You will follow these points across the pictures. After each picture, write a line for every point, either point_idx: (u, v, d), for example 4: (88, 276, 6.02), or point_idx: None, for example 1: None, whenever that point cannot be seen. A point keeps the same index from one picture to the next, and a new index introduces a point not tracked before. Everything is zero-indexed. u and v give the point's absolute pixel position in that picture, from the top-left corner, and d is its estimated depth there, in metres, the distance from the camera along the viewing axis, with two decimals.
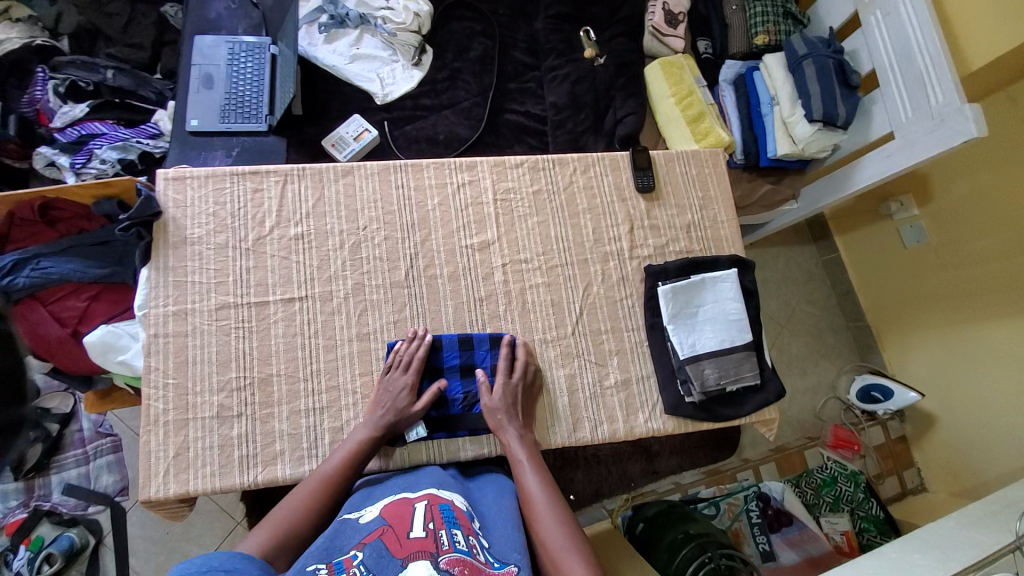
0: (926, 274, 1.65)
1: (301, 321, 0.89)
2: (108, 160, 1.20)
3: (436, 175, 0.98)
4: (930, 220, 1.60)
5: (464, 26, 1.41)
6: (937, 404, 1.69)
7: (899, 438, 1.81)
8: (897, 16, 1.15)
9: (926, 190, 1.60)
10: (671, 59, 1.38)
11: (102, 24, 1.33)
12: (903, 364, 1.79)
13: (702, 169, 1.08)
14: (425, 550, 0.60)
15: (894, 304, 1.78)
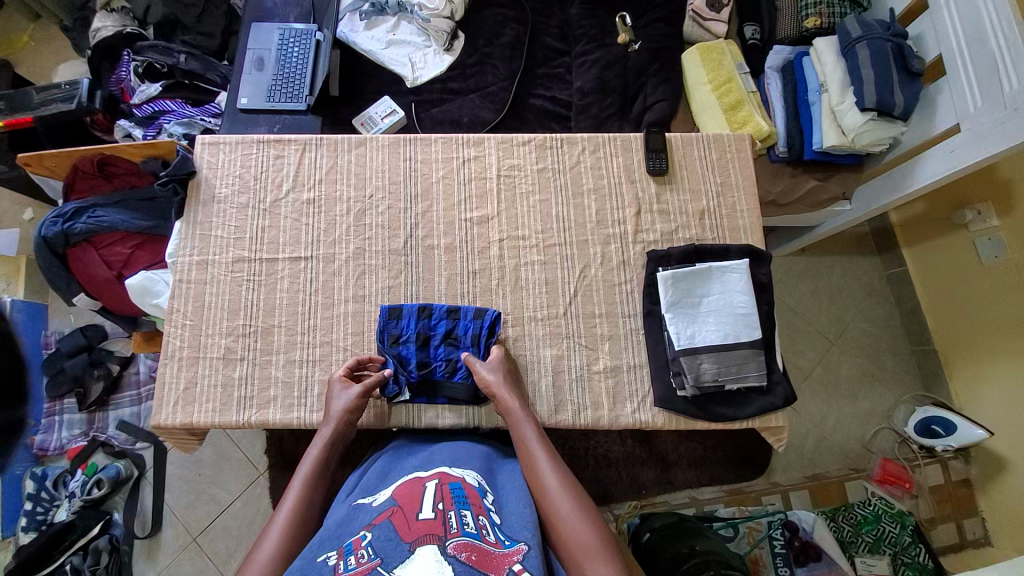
0: (1005, 295, 1.43)
1: (304, 279, 0.95)
2: (174, 133, 1.34)
3: (444, 150, 1.00)
4: (1010, 233, 1.40)
5: (497, 12, 1.43)
6: (1011, 447, 1.45)
7: (962, 482, 1.58)
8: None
9: (1009, 198, 1.40)
10: (711, 45, 1.32)
11: (180, 13, 1.48)
12: (973, 397, 1.56)
13: (724, 154, 1.01)
14: (433, 534, 0.57)
15: (965, 324, 1.57)
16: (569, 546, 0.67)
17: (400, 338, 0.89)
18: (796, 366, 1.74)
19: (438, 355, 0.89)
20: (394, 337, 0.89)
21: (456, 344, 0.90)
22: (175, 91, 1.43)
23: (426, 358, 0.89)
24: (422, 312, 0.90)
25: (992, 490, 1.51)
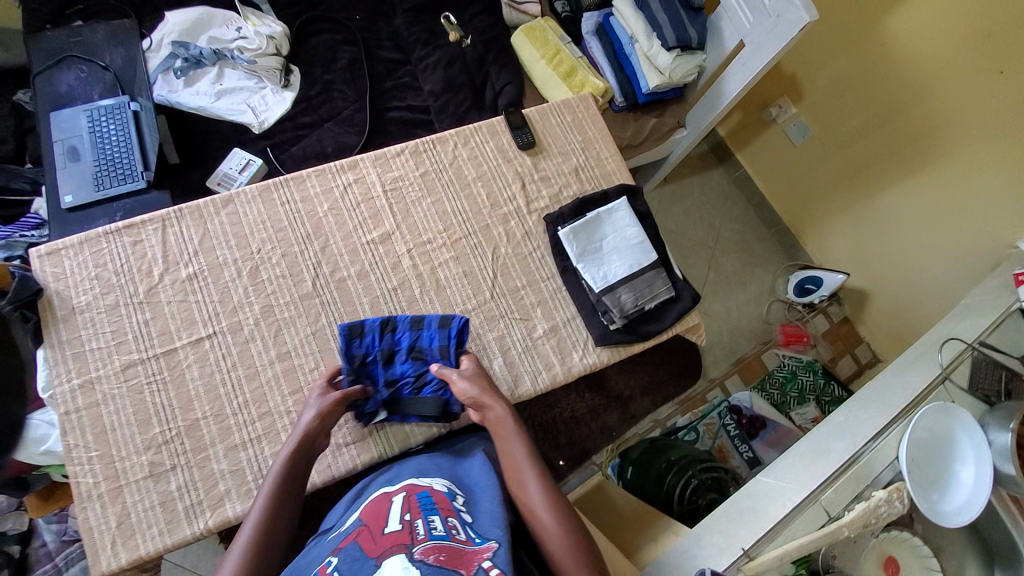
0: (821, 161, 1.78)
1: (214, 359, 0.89)
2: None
3: (321, 182, 0.98)
4: (807, 113, 1.74)
5: (324, 38, 1.41)
6: (863, 276, 1.83)
7: (843, 320, 1.92)
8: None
9: (797, 88, 1.73)
10: (532, 25, 1.44)
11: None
12: (825, 249, 1.92)
13: (576, 114, 1.12)
14: (400, 544, 0.59)
15: (804, 198, 1.90)
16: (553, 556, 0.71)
17: (366, 359, 0.88)
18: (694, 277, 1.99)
19: (406, 374, 0.90)
20: (360, 358, 0.88)
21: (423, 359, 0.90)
22: None
23: (394, 378, 0.89)
24: (386, 326, 0.89)
25: (865, 319, 1.87)
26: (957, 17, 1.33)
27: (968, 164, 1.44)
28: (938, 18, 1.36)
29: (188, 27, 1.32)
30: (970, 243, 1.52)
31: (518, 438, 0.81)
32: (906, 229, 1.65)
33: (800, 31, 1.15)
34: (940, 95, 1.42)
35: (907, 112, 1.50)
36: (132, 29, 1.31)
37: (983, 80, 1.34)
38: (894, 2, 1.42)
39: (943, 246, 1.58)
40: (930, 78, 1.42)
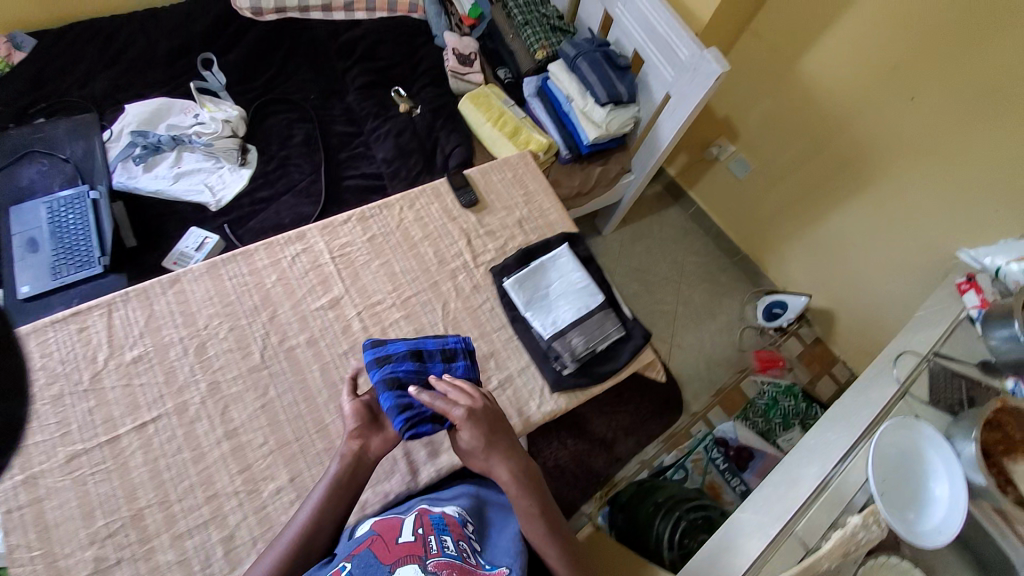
0: (765, 192, 1.85)
1: (159, 443, 0.86)
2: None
3: (268, 255, 1.00)
4: (745, 150, 1.82)
5: (280, 118, 1.49)
6: (825, 295, 1.85)
7: (815, 341, 1.93)
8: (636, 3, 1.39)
9: (731, 129, 1.82)
10: (478, 92, 1.56)
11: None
12: (785, 273, 1.95)
13: (517, 170, 1.18)
14: (414, 554, 0.66)
15: (757, 227, 1.95)
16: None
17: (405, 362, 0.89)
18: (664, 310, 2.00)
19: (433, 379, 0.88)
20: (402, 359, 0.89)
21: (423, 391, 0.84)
22: None
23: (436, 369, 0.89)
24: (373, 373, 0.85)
25: (835, 338, 1.88)
26: (859, 57, 1.40)
27: (895, 188, 1.50)
28: (845, 59, 1.43)
29: (146, 117, 1.39)
30: (914, 258, 1.56)
31: (527, 496, 0.82)
32: (856, 249, 1.69)
33: (717, 78, 1.26)
34: (860, 125, 1.49)
35: (834, 142, 1.57)
36: (92, 121, 1.37)
37: (895, 110, 1.40)
38: (803, 47, 1.49)
39: (891, 263, 1.62)
40: (849, 111, 1.49)
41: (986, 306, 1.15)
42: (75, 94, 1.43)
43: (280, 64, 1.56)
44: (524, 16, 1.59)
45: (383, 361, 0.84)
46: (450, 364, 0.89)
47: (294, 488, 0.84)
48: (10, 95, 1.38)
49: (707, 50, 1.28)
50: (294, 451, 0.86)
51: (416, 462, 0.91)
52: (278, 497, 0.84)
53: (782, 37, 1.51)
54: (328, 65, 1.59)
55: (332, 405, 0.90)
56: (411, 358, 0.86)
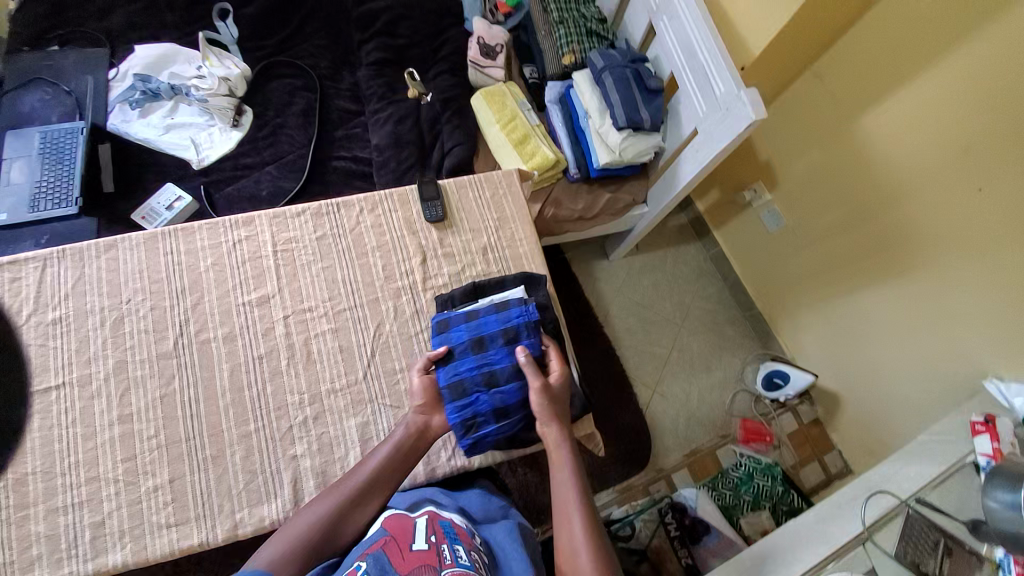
0: (793, 254, 1.61)
1: (57, 411, 0.83)
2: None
3: (210, 236, 0.96)
4: (781, 201, 1.58)
5: (285, 83, 1.43)
6: (836, 379, 1.60)
7: (814, 422, 1.69)
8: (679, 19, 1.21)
9: (772, 174, 1.58)
10: (493, 89, 1.41)
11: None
12: (798, 346, 1.71)
13: (496, 191, 1.08)
14: (429, 564, 0.62)
15: (777, 290, 1.72)
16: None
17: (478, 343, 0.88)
18: (655, 355, 1.78)
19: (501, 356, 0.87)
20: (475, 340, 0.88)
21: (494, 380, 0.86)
22: None
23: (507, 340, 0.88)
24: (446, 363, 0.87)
25: (837, 423, 1.63)
26: (929, 127, 1.16)
27: (939, 289, 1.24)
28: (910, 126, 1.19)
29: (152, 62, 1.36)
30: (942, 374, 1.30)
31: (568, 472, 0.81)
32: (877, 345, 1.44)
33: (746, 129, 1.07)
34: (911, 206, 1.24)
35: (878, 218, 1.32)
36: (103, 57, 1.36)
37: (956, 199, 1.15)
38: (865, 102, 1.26)
39: (916, 371, 1.35)
40: (902, 187, 1.25)
41: (998, 458, 0.96)
42: (91, 24, 1.41)
43: (298, 25, 1.49)
44: (561, 14, 1.45)
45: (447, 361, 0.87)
46: (510, 349, 0.88)
47: (172, 490, 0.81)
48: (31, 15, 1.38)
49: (745, 90, 1.08)
50: (181, 451, 0.83)
51: (302, 491, 0.83)
52: (155, 495, 0.81)
53: (846, 87, 1.29)
54: (346, 35, 1.51)
55: (233, 411, 0.86)
56: (473, 354, 0.87)
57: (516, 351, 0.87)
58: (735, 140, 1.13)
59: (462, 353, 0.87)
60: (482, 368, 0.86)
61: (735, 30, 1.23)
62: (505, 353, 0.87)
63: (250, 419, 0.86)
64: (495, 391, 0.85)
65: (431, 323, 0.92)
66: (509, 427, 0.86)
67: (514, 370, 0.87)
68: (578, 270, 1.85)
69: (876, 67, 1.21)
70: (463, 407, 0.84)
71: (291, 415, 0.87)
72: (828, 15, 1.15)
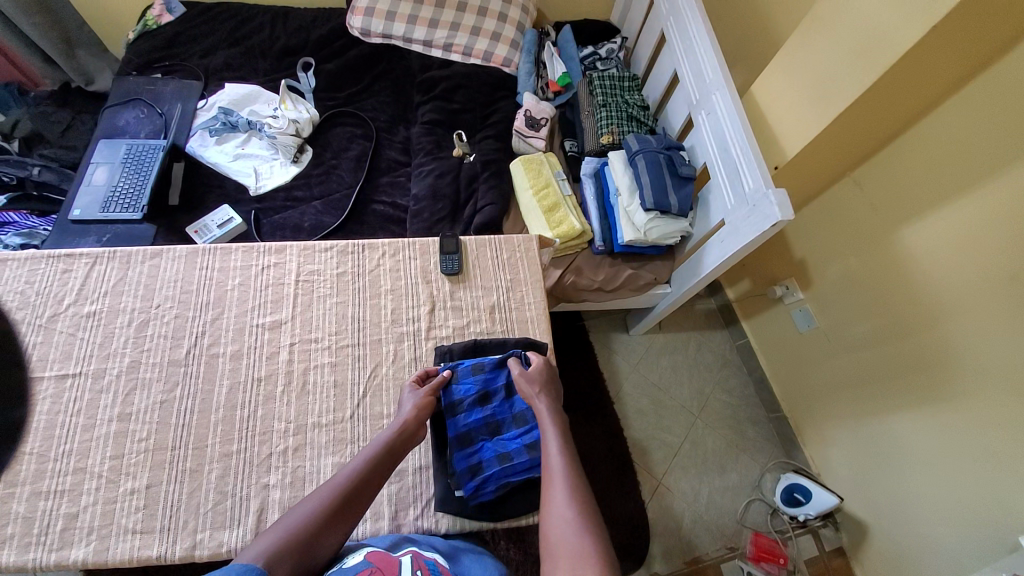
0: (823, 359, 1.52)
1: (66, 398, 0.89)
2: (9, 242, 1.29)
3: (243, 258, 1.04)
4: (814, 302, 1.52)
5: (345, 130, 1.58)
6: (863, 507, 1.44)
7: (836, 551, 1.51)
8: (716, 114, 1.25)
9: (806, 274, 1.53)
10: (531, 157, 1.49)
11: (45, 130, 1.56)
12: (825, 460, 1.57)
13: (513, 254, 1.12)
14: None
15: (805, 392, 1.61)
16: (554, 548, 0.66)
17: (486, 395, 0.94)
18: (665, 443, 1.68)
19: (504, 412, 0.94)
20: (483, 392, 0.94)
21: (499, 432, 0.92)
22: (21, 203, 1.43)
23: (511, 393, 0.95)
24: (455, 408, 0.92)
25: (863, 558, 1.44)
26: (971, 250, 1.10)
27: (979, 422, 1.13)
28: (951, 243, 1.14)
29: (237, 99, 1.55)
30: (982, 523, 1.13)
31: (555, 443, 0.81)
32: (913, 475, 1.29)
33: (771, 227, 1.06)
34: (955, 329, 1.15)
35: (917, 336, 1.24)
36: (195, 89, 1.56)
37: (1001, 329, 1.06)
38: (905, 216, 1.22)
39: (954, 513, 1.19)
40: (943, 307, 1.17)
41: None
42: (194, 61, 1.64)
43: (368, 83, 1.67)
44: (605, 98, 1.55)
45: (455, 410, 0.92)
46: (513, 401, 0.95)
47: (146, 496, 0.83)
48: (145, 48, 1.63)
49: (774, 189, 1.07)
50: (164, 458, 0.85)
51: (265, 522, 0.82)
52: (129, 498, 0.82)
53: (886, 198, 1.25)
54: (408, 96, 1.67)
55: (221, 427, 0.89)
56: (479, 405, 0.93)
57: (517, 401, 0.95)
58: (762, 236, 1.11)
59: (468, 404, 0.93)
60: (487, 418, 0.93)
61: (772, 129, 1.25)
62: (508, 404, 0.95)
63: (234, 438, 0.88)
64: (496, 440, 0.91)
65: (439, 364, 0.96)
66: (512, 471, 0.88)
67: (515, 419, 0.93)
68: (595, 339, 1.83)
69: (917, 183, 1.17)
70: (469, 453, 0.89)
71: (273, 442, 0.88)
72: (868, 126, 1.15)
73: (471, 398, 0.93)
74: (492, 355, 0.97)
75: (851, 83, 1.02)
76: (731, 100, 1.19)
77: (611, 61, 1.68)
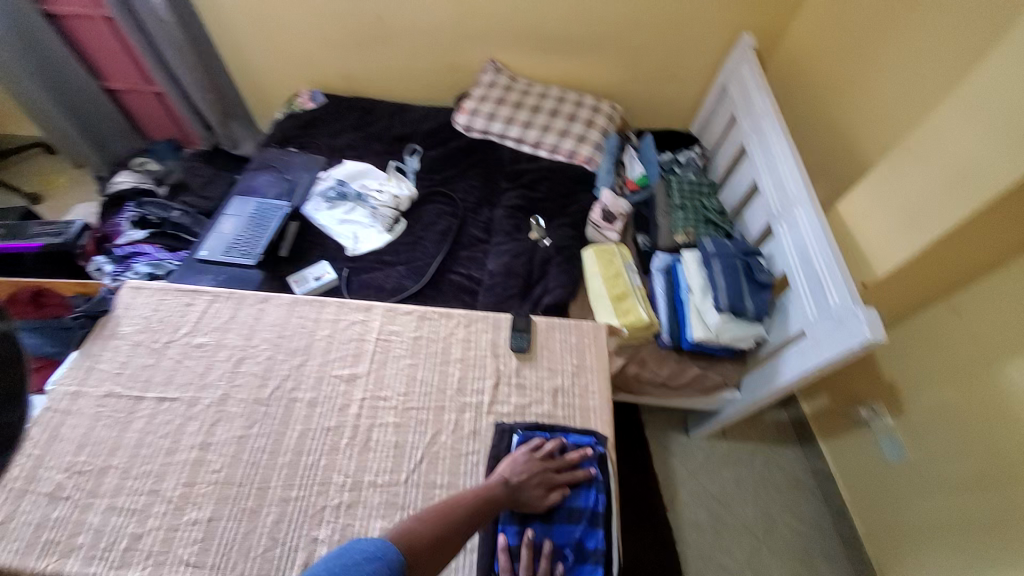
0: (918, 502, 1.31)
1: (161, 419, 0.98)
2: (138, 272, 1.58)
3: (336, 312, 1.15)
4: (906, 433, 1.35)
5: (436, 207, 1.76)
6: None
7: None
8: (798, 227, 1.25)
9: (895, 400, 1.38)
10: (604, 247, 1.56)
11: (190, 180, 1.90)
12: None
13: (582, 339, 1.14)
14: None
15: (896, 539, 1.37)
16: None
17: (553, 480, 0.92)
18: (723, 570, 1.49)
19: (563, 501, 0.91)
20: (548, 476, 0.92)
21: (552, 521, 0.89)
22: (155, 237, 1.69)
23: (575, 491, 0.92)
24: None
25: None
26: None
27: None
28: None
29: (352, 174, 1.80)
30: None
31: None
32: None
33: (859, 348, 1.00)
34: None
35: None
36: (320, 163, 1.84)
37: None
38: (1009, 350, 1.11)
39: None
40: None
41: None
42: (322, 140, 1.94)
43: (463, 168, 1.87)
44: (682, 201, 1.65)
45: None
46: (575, 493, 0.92)
47: (205, 528, 0.86)
48: (287, 126, 1.96)
49: (863, 307, 1.03)
50: (230, 493, 0.90)
51: None
52: (191, 527, 0.86)
53: (986, 330, 1.15)
54: (496, 182, 1.84)
55: (285, 472, 0.92)
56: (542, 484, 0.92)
57: (579, 497, 0.91)
58: (848, 356, 1.05)
59: None
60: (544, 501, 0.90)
61: (857, 247, 1.22)
62: (570, 494, 0.91)
63: (295, 484, 0.91)
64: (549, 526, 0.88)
65: (517, 435, 0.97)
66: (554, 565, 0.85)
67: (572, 516, 0.90)
68: (651, 438, 1.71)
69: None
70: (516, 527, 0.87)
71: (329, 495, 0.90)
72: (966, 254, 1.10)
73: None
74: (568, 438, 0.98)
75: (951, 212, 1.00)
76: (815, 215, 1.19)
77: (689, 166, 1.79)
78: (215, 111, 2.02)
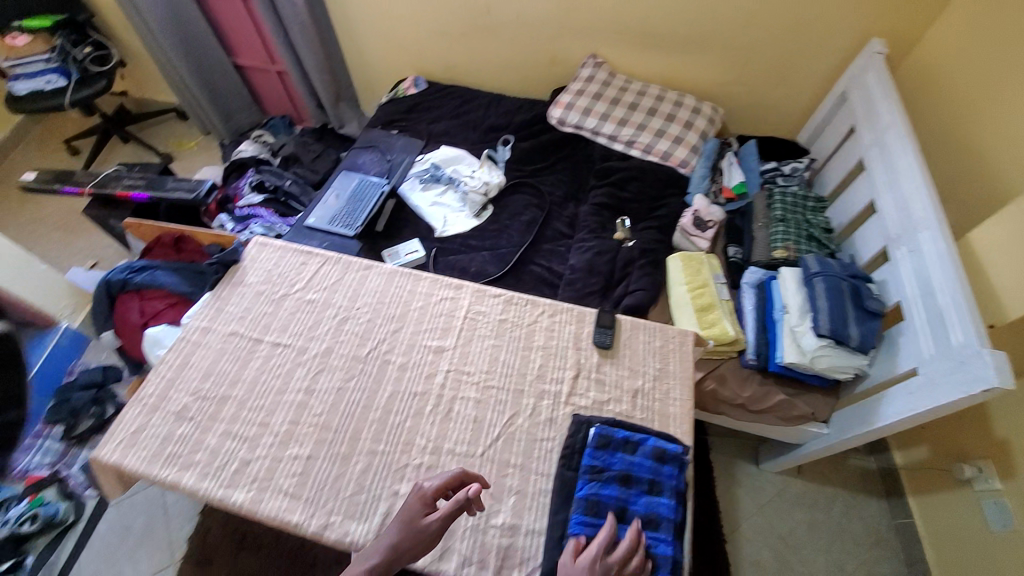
0: None
1: (274, 362, 1.09)
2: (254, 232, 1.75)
3: (429, 287, 1.21)
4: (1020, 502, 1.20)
5: (523, 198, 1.79)
6: None
7: None
8: (922, 254, 1.14)
9: (1010, 462, 1.23)
10: (692, 254, 1.50)
11: (301, 153, 2.08)
12: None
13: (666, 344, 1.12)
14: None
15: None
16: None
17: (629, 480, 0.90)
18: None
19: (638, 503, 0.88)
20: (625, 476, 0.90)
21: (625, 521, 0.87)
22: (269, 203, 1.88)
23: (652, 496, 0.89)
24: (595, 472, 0.90)
25: None
26: None
27: None
28: None
29: (447, 158, 1.86)
30: None
31: None
32: None
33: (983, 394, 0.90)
34: None
35: None
36: (417, 147, 1.93)
37: None
38: None
39: None
40: None
41: None
42: (422, 125, 2.03)
43: (552, 162, 1.89)
44: (783, 214, 1.55)
45: (594, 474, 0.90)
46: (653, 497, 0.89)
47: (303, 464, 0.95)
48: (391, 110, 2.08)
49: (993, 350, 0.92)
50: (326, 437, 0.98)
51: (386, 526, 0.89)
52: (292, 461, 0.96)
53: None
54: (584, 178, 1.84)
55: (375, 427, 1.00)
56: (619, 483, 0.90)
57: (657, 503, 0.88)
58: (968, 402, 0.94)
59: (608, 476, 0.90)
60: (620, 499, 0.88)
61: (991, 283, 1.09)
62: (646, 498, 0.89)
63: (382, 439, 0.98)
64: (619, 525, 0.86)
65: (594, 429, 0.95)
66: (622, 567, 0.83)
67: (647, 521, 0.87)
68: (717, 460, 1.65)
69: None
70: (589, 524, 0.86)
71: (412, 455, 0.96)
72: None
73: (614, 473, 0.90)
74: (651, 441, 0.95)
75: None
76: (945, 243, 1.07)
77: (794, 178, 1.67)
78: (328, 92, 2.18)
